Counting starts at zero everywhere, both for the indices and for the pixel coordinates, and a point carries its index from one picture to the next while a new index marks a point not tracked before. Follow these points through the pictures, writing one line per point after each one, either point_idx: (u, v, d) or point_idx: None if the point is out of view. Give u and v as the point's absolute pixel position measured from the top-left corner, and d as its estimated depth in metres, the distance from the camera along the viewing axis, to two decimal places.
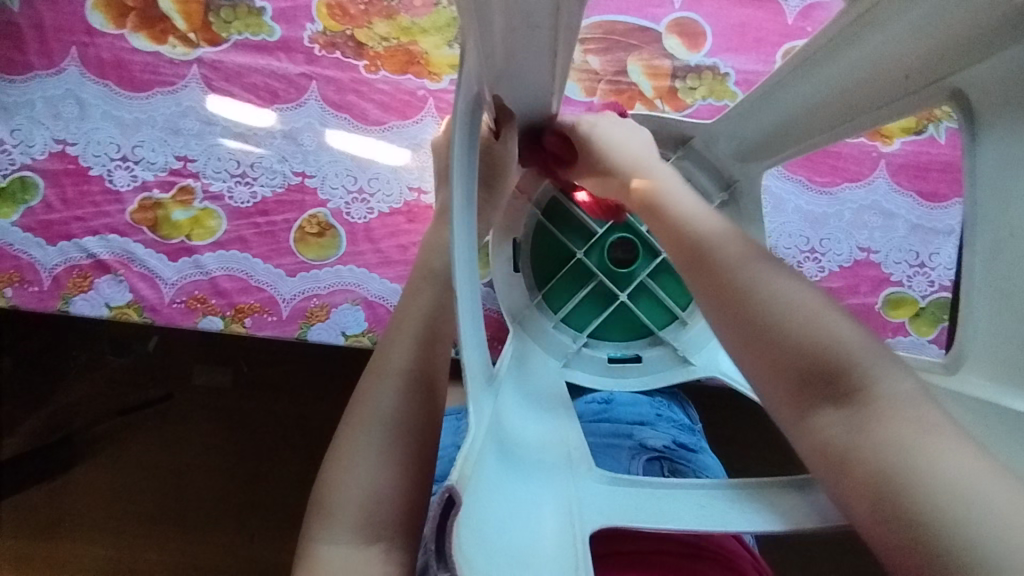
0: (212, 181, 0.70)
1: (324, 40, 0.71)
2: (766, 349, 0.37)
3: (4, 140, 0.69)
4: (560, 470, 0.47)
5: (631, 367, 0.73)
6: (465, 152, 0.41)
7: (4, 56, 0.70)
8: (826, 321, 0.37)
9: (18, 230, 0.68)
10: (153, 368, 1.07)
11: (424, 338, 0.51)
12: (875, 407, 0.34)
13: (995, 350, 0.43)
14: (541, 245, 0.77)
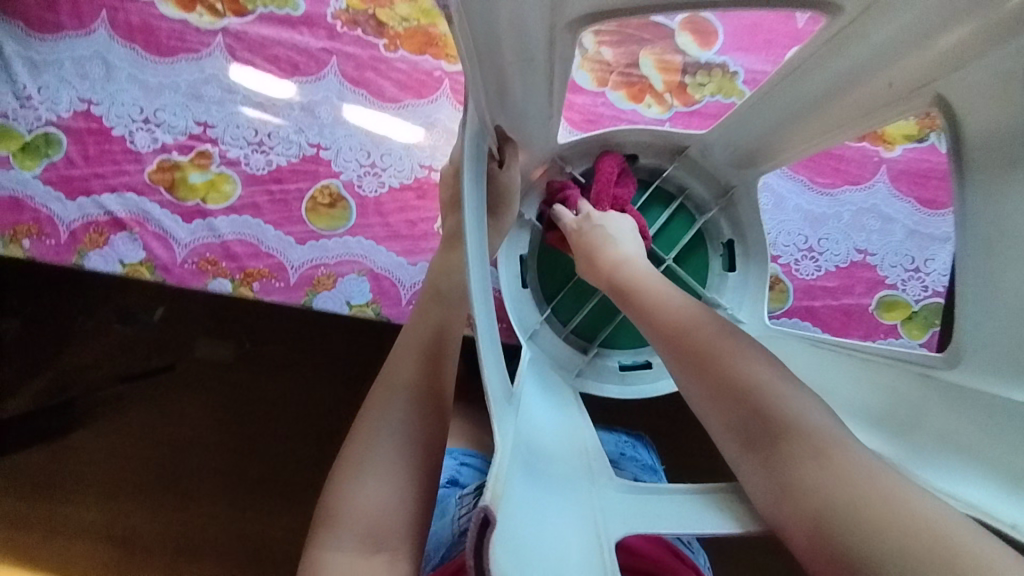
0: (230, 148, 0.72)
1: (346, 17, 0.73)
2: (710, 397, 0.45)
3: (31, 96, 0.71)
4: (585, 482, 0.47)
5: (642, 376, 0.70)
6: (473, 183, 0.40)
7: (38, 16, 0.72)
8: (740, 360, 0.45)
9: (39, 184, 0.70)
10: (157, 338, 1.08)
11: (427, 357, 0.55)
12: (797, 448, 0.40)
13: (995, 350, 0.43)
14: (546, 252, 0.72)
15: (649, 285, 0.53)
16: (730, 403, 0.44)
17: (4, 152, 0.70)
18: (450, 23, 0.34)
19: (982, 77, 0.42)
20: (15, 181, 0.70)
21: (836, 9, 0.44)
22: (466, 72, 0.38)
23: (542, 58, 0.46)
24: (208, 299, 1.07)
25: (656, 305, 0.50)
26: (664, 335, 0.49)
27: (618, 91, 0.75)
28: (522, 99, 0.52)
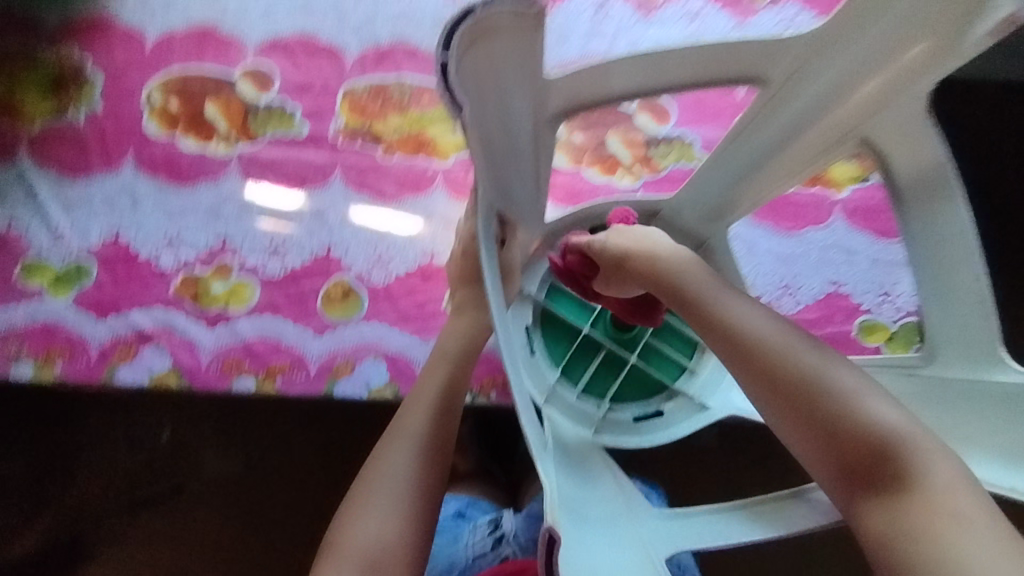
0: (249, 256, 0.79)
1: (346, 132, 0.82)
2: (783, 414, 0.44)
3: (64, 231, 0.78)
4: (627, 516, 0.51)
5: (655, 425, 0.71)
6: (487, 258, 0.46)
7: (69, 160, 0.80)
8: (858, 405, 0.42)
9: (70, 309, 0.76)
10: (155, 463, 0.88)
11: (438, 409, 0.59)
12: (912, 504, 0.38)
13: (963, 347, 0.48)
14: (545, 320, 0.73)
15: (749, 315, 0.47)
16: (809, 421, 0.42)
17: (39, 284, 0.76)
18: (463, 131, 0.40)
19: (896, 116, 0.48)
20: (49, 308, 0.76)
21: (764, 82, 0.53)
22: (476, 171, 0.42)
23: (527, 148, 0.53)
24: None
25: (720, 313, 0.48)
26: (760, 370, 0.45)
27: (592, 168, 0.84)
28: (514, 187, 0.57)
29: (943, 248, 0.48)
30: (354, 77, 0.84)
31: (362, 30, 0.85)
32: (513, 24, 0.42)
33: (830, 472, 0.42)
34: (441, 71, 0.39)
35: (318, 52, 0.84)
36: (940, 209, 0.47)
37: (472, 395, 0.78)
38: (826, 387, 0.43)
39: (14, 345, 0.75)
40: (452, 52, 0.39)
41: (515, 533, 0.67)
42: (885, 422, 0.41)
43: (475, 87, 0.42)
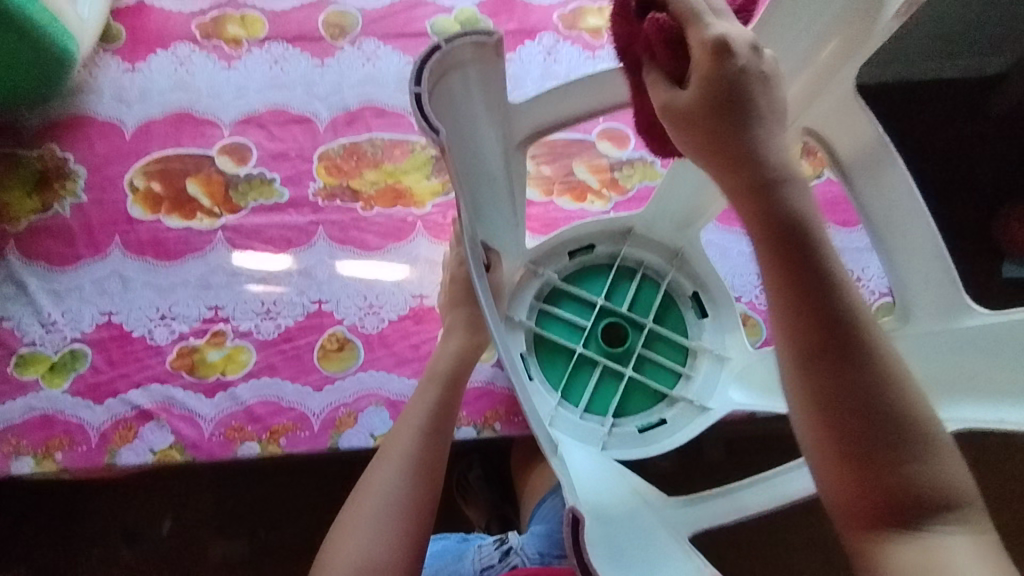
0: (241, 321, 0.80)
1: (325, 193, 0.86)
2: (835, 411, 0.37)
3: (56, 320, 0.79)
4: (645, 506, 0.54)
5: (660, 433, 0.71)
6: (481, 280, 0.49)
7: (57, 252, 0.82)
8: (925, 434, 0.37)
9: (68, 396, 0.76)
10: (165, 560, 0.89)
11: (428, 429, 0.58)
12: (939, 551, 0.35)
13: (929, 303, 0.51)
14: (539, 345, 0.74)
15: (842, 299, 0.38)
16: (860, 426, 0.36)
17: (35, 375, 0.77)
18: (441, 153, 0.42)
19: (829, 105, 0.52)
20: (47, 399, 0.76)
21: None
22: (456, 194, 0.45)
23: (501, 177, 0.57)
24: (210, 476, 0.89)
25: (824, 283, 0.37)
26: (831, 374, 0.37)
27: (564, 197, 0.88)
28: (490, 215, 0.60)
29: (897, 215, 0.52)
30: (328, 141, 0.88)
31: (331, 97, 0.90)
32: (475, 56, 0.46)
33: (852, 479, 0.37)
34: (415, 99, 0.41)
35: (291, 121, 0.88)
36: (885, 179, 0.51)
37: (477, 429, 0.79)
38: (888, 395, 0.37)
39: (14, 440, 0.75)
40: (423, 84, 0.42)
41: (522, 545, 0.70)
42: (926, 441, 0.37)
43: (442, 115, 0.46)
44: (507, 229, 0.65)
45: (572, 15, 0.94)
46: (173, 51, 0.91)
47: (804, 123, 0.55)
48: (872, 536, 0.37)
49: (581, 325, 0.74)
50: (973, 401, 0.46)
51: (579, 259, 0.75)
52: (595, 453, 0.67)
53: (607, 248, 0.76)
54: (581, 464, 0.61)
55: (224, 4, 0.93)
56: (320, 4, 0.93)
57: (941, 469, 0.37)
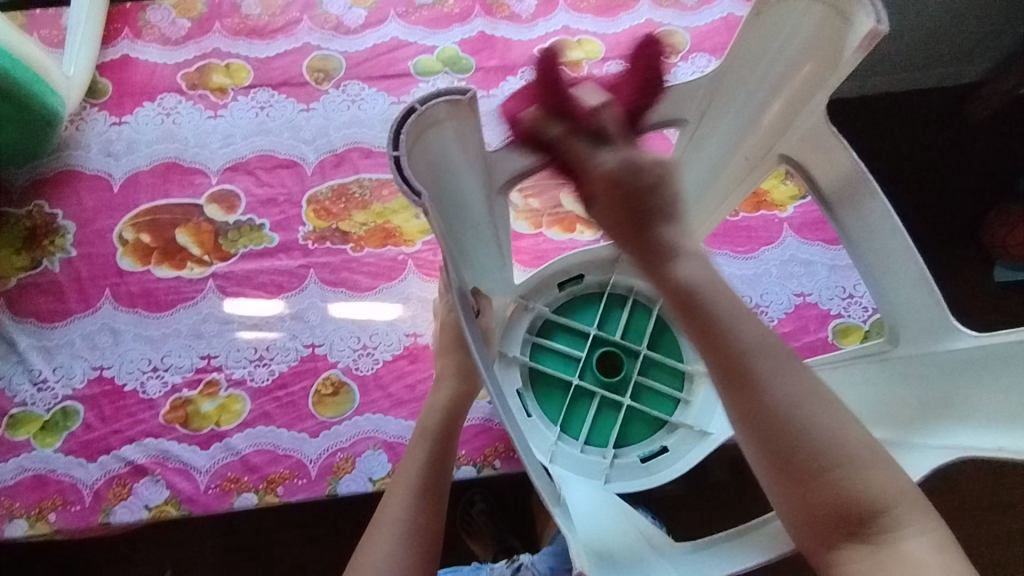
0: (235, 369, 0.79)
1: (315, 236, 0.86)
2: (770, 451, 0.37)
3: (48, 377, 0.78)
4: (651, 555, 0.51)
5: (662, 463, 0.71)
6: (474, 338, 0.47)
7: (48, 308, 0.81)
8: (846, 447, 0.37)
9: (60, 456, 0.75)
10: None
11: (421, 494, 0.53)
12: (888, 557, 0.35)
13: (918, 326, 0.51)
14: (534, 380, 0.73)
15: (747, 341, 0.38)
16: (790, 464, 0.37)
17: (27, 436, 0.76)
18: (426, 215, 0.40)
19: (798, 136, 0.52)
20: (39, 459, 0.75)
21: (684, 122, 0.58)
22: (442, 251, 0.43)
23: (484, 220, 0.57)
24: (208, 525, 0.84)
25: (729, 335, 0.38)
26: (752, 410, 0.37)
27: (553, 228, 0.89)
28: (476, 258, 0.59)
29: (876, 240, 0.52)
30: (316, 184, 0.88)
31: (317, 140, 0.90)
32: (450, 114, 0.46)
33: (799, 508, 0.38)
34: (393, 163, 0.40)
35: (278, 166, 0.89)
36: (864, 206, 0.52)
37: (477, 467, 0.78)
38: (807, 425, 0.37)
39: (6, 504, 0.74)
40: (401, 147, 0.41)
41: (532, 562, 0.70)
42: (857, 457, 0.37)
43: (422, 177, 0.44)
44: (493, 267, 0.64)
45: (552, 50, 0.95)
46: (159, 103, 0.91)
47: (779, 150, 0.55)
48: (836, 555, 0.37)
49: (575, 357, 0.73)
50: (975, 429, 0.44)
51: (569, 291, 0.75)
52: (596, 488, 0.67)
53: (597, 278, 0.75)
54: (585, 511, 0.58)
55: (209, 54, 0.94)
56: (305, 50, 0.95)
57: (874, 482, 0.36)
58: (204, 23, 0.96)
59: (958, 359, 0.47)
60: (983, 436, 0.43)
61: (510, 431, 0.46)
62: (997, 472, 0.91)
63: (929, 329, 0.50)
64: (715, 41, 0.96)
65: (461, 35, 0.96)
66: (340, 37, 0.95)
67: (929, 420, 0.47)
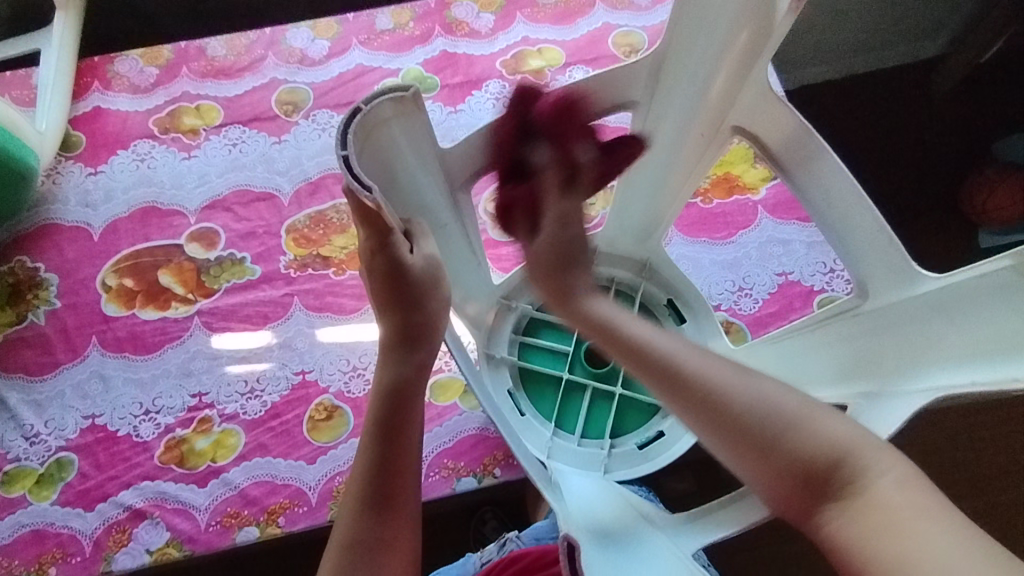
0: (227, 404, 0.79)
1: (297, 263, 0.86)
2: (701, 422, 0.43)
3: (40, 431, 0.78)
4: (647, 526, 0.52)
5: (661, 447, 0.70)
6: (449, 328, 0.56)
7: (36, 361, 0.82)
8: (778, 403, 0.40)
9: (57, 508, 0.75)
10: None
11: (370, 542, 0.43)
12: (863, 504, 0.36)
13: (886, 274, 0.53)
14: (525, 380, 0.73)
15: (655, 346, 0.48)
16: (724, 434, 0.41)
17: (22, 491, 0.76)
18: (378, 210, 0.43)
19: (751, 100, 0.54)
20: (36, 514, 0.75)
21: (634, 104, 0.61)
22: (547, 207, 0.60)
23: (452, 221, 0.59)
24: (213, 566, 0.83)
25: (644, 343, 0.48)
26: (684, 396, 0.44)
27: None
28: (450, 263, 0.61)
29: (836, 198, 0.54)
30: (293, 214, 0.89)
31: (292, 171, 0.92)
32: (397, 112, 0.48)
33: (764, 480, 0.40)
34: (343, 162, 0.42)
35: (255, 200, 0.90)
36: (820, 164, 0.53)
37: (477, 478, 0.77)
38: (736, 396, 0.42)
39: (6, 562, 0.73)
40: (349, 145, 0.43)
41: (518, 534, 0.65)
42: (789, 410, 0.40)
43: (371, 173, 0.47)
44: (473, 274, 0.67)
45: (514, 61, 0.98)
46: (132, 150, 0.93)
47: (732, 122, 0.57)
48: (817, 520, 0.38)
49: (564, 352, 0.73)
50: (953, 367, 0.44)
51: None
52: (597, 477, 0.66)
53: None
54: (583, 494, 0.58)
55: (178, 98, 0.96)
56: (272, 85, 0.96)
57: (813, 431, 0.39)
58: (171, 69, 0.97)
59: (925, 301, 0.49)
60: (959, 373, 0.43)
61: (500, 427, 0.57)
62: (998, 432, 0.92)
63: (896, 275, 0.52)
64: None
65: (423, 55, 0.98)
66: (305, 69, 0.97)
67: (902, 366, 0.48)
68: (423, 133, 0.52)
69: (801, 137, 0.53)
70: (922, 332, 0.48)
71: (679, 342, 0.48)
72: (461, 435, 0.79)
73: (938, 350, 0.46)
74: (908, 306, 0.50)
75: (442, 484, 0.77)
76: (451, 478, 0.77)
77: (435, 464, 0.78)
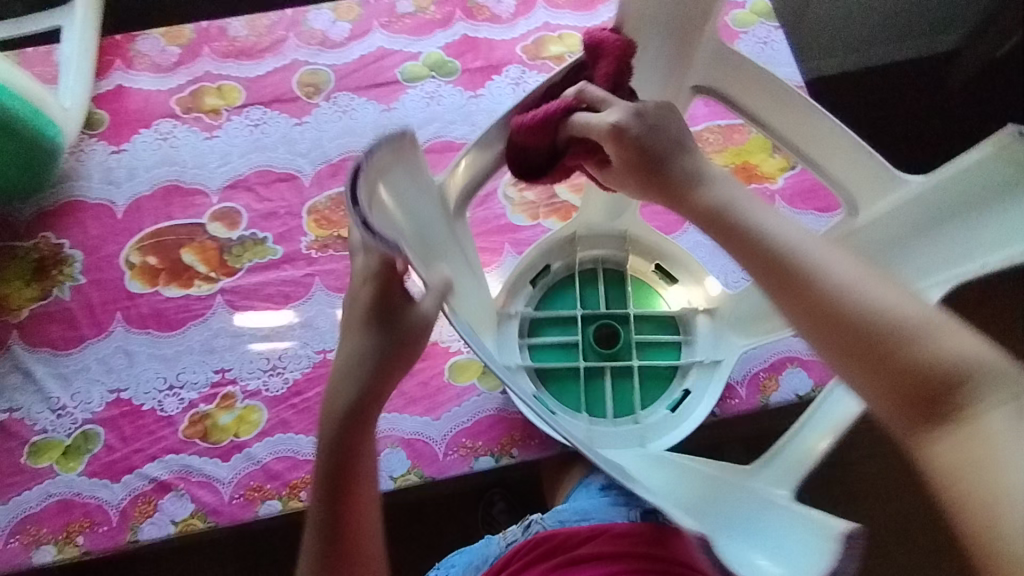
0: (249, 381, 0.81)
1: (318, 244, 0.87)
2: (823, 336, 0.39)
3: (66, 403, 0.80)
4: (737, 482, 0.56)
5: (691, 404, 0.71)
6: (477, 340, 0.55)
7: (61, 335, 0.83)
8: (905, 309, 0.38)
9: (84, 478, 0.76)
10: None
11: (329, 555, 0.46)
12: (977, 424, 0.34)
13: (871, 190, 0.55)
14: (543, 379, 0.73)
15: (770, 234, 0.42)
16: (842, 344, 0.39)
17: (50, 462, 0.77)
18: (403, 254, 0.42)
19: (707, 60, 0.59)
20: (64, 484, 0.76)
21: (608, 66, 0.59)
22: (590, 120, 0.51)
23: (458, 248, 0.59)
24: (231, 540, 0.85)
25: (755, 236, 0.43)
26: (796, 296, 0.40)
27: (549, 218, 0.90)
28: (468, 292, 0.61)
29: (819, 137, 0.57)
30: (314, 195, 0.90)
31: (313, 152, 0.92)
32: (390, 157, 0.48)
33: (874, 387, 0.38)
34: (359, 219, 0.42)
35: (276, 181, 0.91)
36: (792, 108, 0.57)
37: (494, 457, 0.79)
38: (860, 299, 0.39)
39: (33, 530, 0.75)
40: (359, 201, 0.42)
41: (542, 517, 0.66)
42: (914, 321, 0.38)
43: (386, 221, 0.47)
44: (482, 297, 0.67)
45: (534, 46, 0.98)
46: (155, 129, 0.93)
47: (692, 82, 0.61)
48: (920, 435, 0.36)
49: (571, 342, 0.74)
50: (967, 255, 0.50)
51: (540, 284, 0.76)
52: (641, 450, 0.67)
53: (562, 261, 0.76)
54: (652, 473, 0.59)
55: (200, 78, 0.96)
56: (294, 66, 0.97)
57: (933, 339, 0.37)
58: (193, 49, 0.98)
59: (920, 201, 0.52)
60: (974, 260, 0.49)
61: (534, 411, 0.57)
62: None
63: (880, 187, 0.55)
64: None
65: (444, 39, 0.98)
66: (326, 52, 0.97)
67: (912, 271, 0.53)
68: (416, 170, 0.52)
69: (762, 83, 0.57)
70: (927, 233, 0.52)
71: (795, 231, 0.42)
72: (479, 415, 0.80)
73: (950, 245, 0.51)
74: (902, 215, 0.53)
75: (460, 462, 0.79)
76: (469, 457, 0.79)
77: (453, 443, 0.79)
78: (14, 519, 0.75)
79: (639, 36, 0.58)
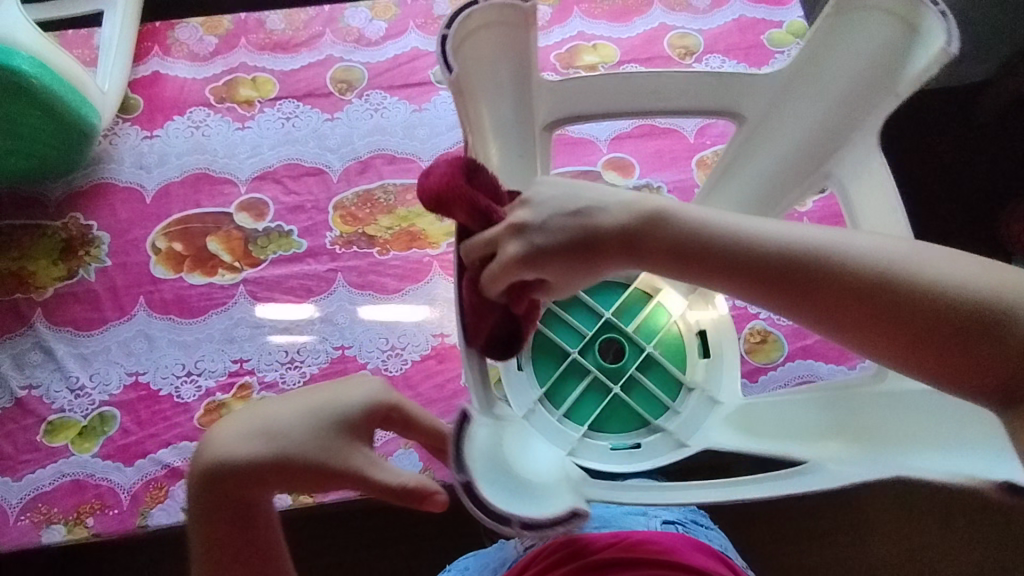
0: (266, 373, 0.81)
1: (342, 240, 0.87)
2: (881, 340, 0.41)
3: (85, 384, 0.80)
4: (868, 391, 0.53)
5: (715, 341, 0.73)
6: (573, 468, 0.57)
7: (83, 316, 0.83)
8: (939, 287, 0.39)
9: (98, 460, 0.77)
10: None
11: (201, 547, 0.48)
12: None
13: (757, 103, 0.61)
14: (602, 427, 0.69)
15: (771, 253, 0.42)
16: (902, 341, 0.40)
17: (65, 441, 0.78)
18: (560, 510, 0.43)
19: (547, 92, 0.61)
20: (77, 464, 0.77)
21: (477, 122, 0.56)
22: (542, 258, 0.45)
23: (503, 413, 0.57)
24: None
25: (754, 265, 0.42)
26: (838, 309, 0.41)
27: None
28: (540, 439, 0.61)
29: (704, 86, 0.60)
30: (341, 191, 0.90)
31: (342, 148, 0.93)
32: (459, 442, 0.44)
33: (946, 373, 0.40)
34: (530, 526, 0.41)
35: (304, 175, 0.91)
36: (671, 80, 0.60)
37: None
38: (899, 292, 0.40)
39: (45, 509, 0.75)
40: (510, 518, 0.41)
41: None
42: (966, 291, 0.39)
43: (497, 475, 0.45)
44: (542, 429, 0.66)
45: (568, 55, 0.98)
46: (188, 116, 0.94)
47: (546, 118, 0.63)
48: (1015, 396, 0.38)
49: (590, 384, 0.71)
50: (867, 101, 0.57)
51: (529, 364, 0.70)
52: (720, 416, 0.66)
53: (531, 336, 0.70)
54: (740, 437, 0.59)
55: (235, 69, 0.97)
56: (328, 62, 0.97)
57: (923, 272, 0.40)
58: (230, 40, 0.99)
59: (791, 74, 0.59)
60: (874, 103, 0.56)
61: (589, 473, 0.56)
62: None
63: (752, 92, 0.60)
64: (728, 42, 0.98)
65: None
66: (362, 49, 0.98)
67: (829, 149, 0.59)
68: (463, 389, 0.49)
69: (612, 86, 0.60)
70: (820, 93, 0.59)
71: (784, 237, 0.42)
72: None
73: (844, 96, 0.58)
74: (792, 103, 0.60)
75: None
76: None
77: None
78: (28, 496, 0.76)
79: (486, 91, 0.57)
